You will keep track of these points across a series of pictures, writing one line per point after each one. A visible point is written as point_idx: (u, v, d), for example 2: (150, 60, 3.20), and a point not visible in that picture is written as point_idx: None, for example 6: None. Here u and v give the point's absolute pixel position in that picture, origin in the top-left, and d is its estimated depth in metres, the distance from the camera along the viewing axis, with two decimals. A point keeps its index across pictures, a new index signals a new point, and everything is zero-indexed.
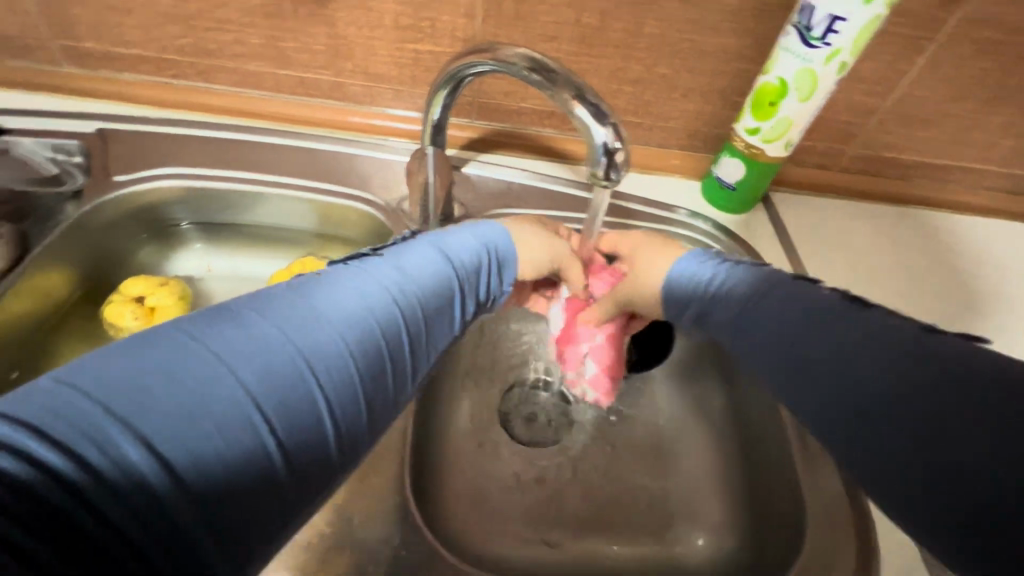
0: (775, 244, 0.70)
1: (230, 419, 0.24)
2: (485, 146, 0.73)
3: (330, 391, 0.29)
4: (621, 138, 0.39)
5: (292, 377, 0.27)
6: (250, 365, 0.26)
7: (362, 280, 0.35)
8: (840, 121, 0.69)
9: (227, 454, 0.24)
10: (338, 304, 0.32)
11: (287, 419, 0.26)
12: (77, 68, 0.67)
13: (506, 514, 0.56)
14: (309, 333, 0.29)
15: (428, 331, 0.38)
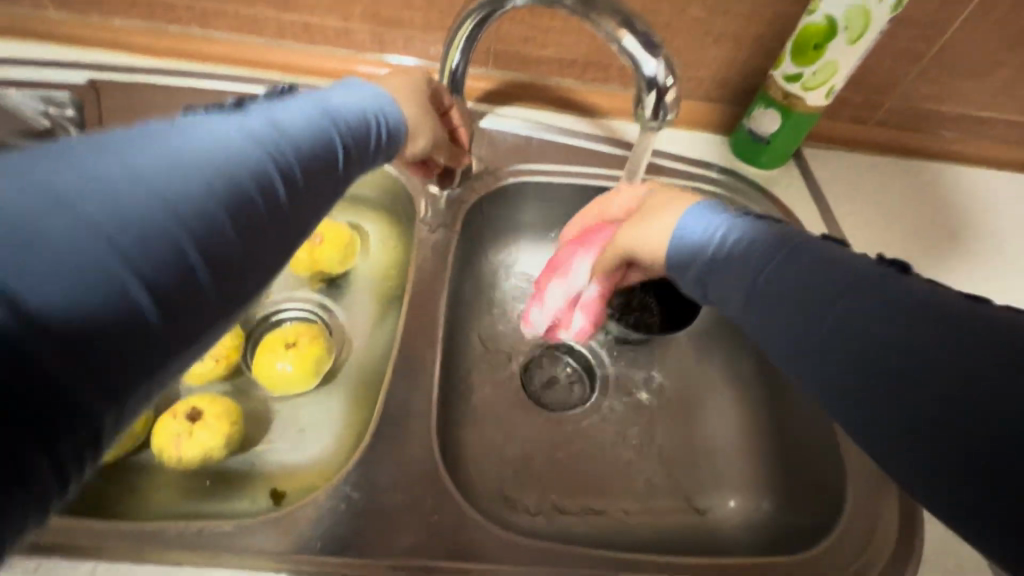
0: (809, 200, 0.66)
1: (86, 266, 0.20)
2: (501, 97, 0.68)
3: (201, 235, 0.24)
4: (671, 74, 0.36)
5: (198, 214, 0.24)
6: (95, 200, 0.21)
7: (223, 121, 0.28)
8: (881, 69, 0.65)
9: (79, 301, 0.19)
10: (196, 139, 0.26)
11: (149, 259, 0.22)
12: (63, 12, 0.62)
13: (532, 478, 0.55)
14: (203, 159, 0.25)
15: (318, 189, 0.32)
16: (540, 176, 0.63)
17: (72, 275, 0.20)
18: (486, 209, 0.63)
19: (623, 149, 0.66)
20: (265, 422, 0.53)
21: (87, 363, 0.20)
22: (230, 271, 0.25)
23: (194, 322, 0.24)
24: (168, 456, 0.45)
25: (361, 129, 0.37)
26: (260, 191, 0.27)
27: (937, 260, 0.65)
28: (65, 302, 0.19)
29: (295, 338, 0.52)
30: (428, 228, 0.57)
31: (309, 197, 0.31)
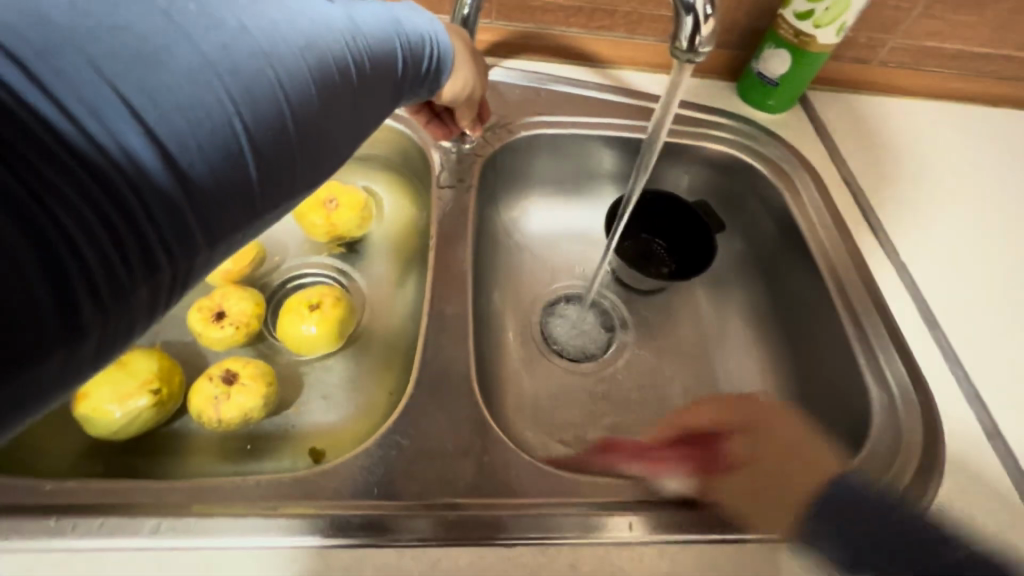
0: (817, 141, 0.67)
1: (201, 112, 0.24)
2: (508, 51, 0.67)
3: (293, 107, 0.28)
4: (712, 3, 0.36)
5: (294, 88, 0.28)
6: (219, 55, 0.25)
7: (314, 2, 0.30)
8: (887, 5, 0.65)
9: (204, 142, 0.24)
10: (295, 14, 0.29)
11: (254, 118, 0.26)
12: None
13: (567, 425, 0.56)
14: (299, 36, 0.28)
15: (385, 84, 0.35)
16: (552, 129, 0.63)
17: (196, 119, 0.24)
18: (499, 165, 0.62)
19: (634, 98, 0.66)
20: (294, 383, 0.53)
21: (201, 200, 0.25)
22: (298, 151, 0.29)
23: (267, 188, 0.28)
24: (208, 418, 0.46)
25: (426, 40, 0.39)
26: (343, 75, 0.31)
27: (948, 193, 0.66)
28: (178, 137, 0.23)
29: (319, 301, 0.51)
30: (445, 184, 0.56)
31: (368, 104, 0.34)
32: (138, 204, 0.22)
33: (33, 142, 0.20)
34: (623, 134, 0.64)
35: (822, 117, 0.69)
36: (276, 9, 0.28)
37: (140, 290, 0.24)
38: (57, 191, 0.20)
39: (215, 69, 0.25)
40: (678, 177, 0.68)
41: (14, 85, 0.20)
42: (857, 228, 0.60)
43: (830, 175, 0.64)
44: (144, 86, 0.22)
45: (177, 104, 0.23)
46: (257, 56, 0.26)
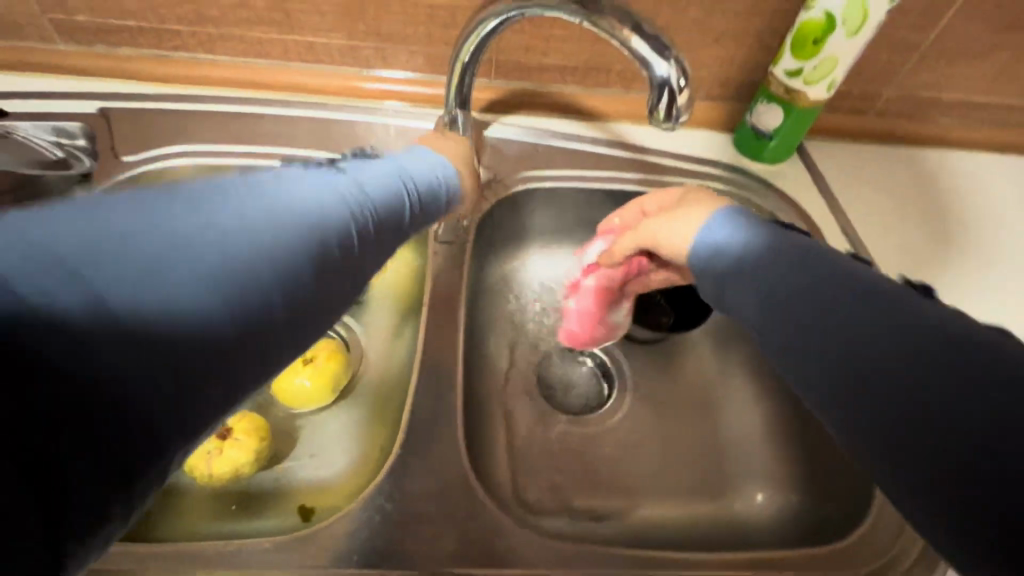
0: (816, 192, 0.66)
1: (180, 303, 0.30)
2: (505, 107, 0.69)
3: (280, 286, 0.34)
4: (684, 76, 0.37)
5: (284, 271, 0.34)
6: (207, 251, 0.31)
7: (316, 191, 0.39)
8: (880, 60, 0.66)
9: (181, 331, 0.29)
10: (292, 204, 0.37)
11: (240, 304, 0.32)
12: (72, 46, 0.63)
13: (560, 482, 0.55)
14: (289, 224, 0.35)
15: (375, 238, 0.43)
16: (548, 183, 0.64)
17: (180, 314, 0.29)
18: (495, 217, 0.64)
19: (629, 151, 0.67)
20: (287, 436, 0.53)
21: (188, 381, 0.29)
22: (287, 323, 0.35)
23: (257, 359, 0.33)
24: (200, 473, 0.47)
25: (424, 192, 0.50)
26: (332, 244, 0.38)
27: (949, 247, 0.65)
28: (193, 300, 0.30)
29: (313, 354, 0.52)
30: (440, 239, 0.58)
31: (373, 246, 0.43)
32: (122, 395, 0.27)
33: (16, 355, 0.25)
34: (618, 188, 0.65)
35: (822, 166, 0.69)
36: (274, 204, 0.36)
37: (145, 471, 0.29)
38: (50, 395, 0.25)
39: (238, 242, 0.33)
40: None
41: (27, 298, 0.26)
42: None
43: (829, 227, 0.64)
44: (131, 299, 0.28)
45: (158, 308, 0.29)
46: (276, 226, 0.35)
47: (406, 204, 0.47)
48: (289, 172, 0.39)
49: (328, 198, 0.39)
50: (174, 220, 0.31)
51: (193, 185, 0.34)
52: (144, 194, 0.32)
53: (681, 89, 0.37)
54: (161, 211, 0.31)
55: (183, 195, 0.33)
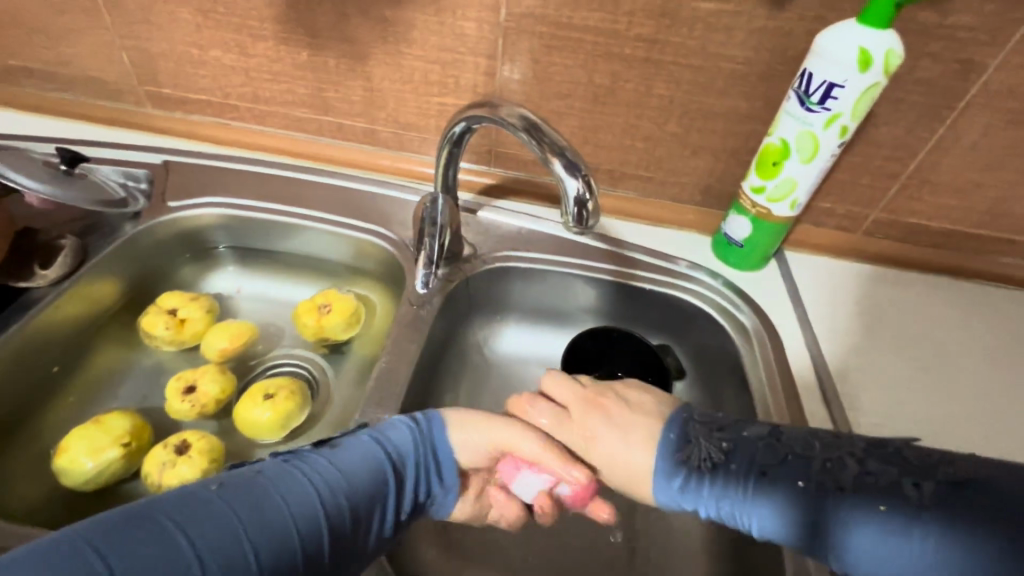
0: (788, 305, 0.68)
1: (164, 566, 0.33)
2: (501, 192, 0.76)
3: (265, 538, 0.37)
4: (591, 190, 0.45)
5: (268, 523, 0.38)
6: (200, 530, 0.35)
7: (311, 474, 0.42)
8: (859, 185, 0.68)
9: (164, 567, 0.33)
10: (277, 515, 0.38)
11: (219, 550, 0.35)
12: (157, 110, 0.78)
13: (487, 553, 0.58)
14: (272, 510, 0.38)
15: (367, 508, 0.44)
16: (523, 264, 0.69)
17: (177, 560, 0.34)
18: (473, 289, 0.69)
19: (608, 242, 0.71)
20: (242, 461, 0.58)
21: None
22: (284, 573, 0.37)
23: None
24: (152, 480, 0.52)
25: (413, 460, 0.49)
26: (314, 534, 0.39)
27: (922, 380, 0.64)
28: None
29: (275, 391, 0.57)
30: (411, 303, 0.63)
31: (366, 500, 0.44)
32: None
33: None
34: (592, 275, 0.69)
35: (796, 279, 0.71)
36: (267, 495, 0.39)
37: None
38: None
39: (239, 539, 0.36)
40: (646, 318, 0.72)
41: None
42: (811, 399, 0.60)
43: (791, 341, 0.65)
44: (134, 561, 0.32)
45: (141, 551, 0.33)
46: (282, 501, 0.39)
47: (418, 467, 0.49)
48: (301, 463, 0.43)
49: (334, 496, 0.42)
50: (189, 506, 0.37)
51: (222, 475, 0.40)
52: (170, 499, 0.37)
53: (590, 199, 0.45)
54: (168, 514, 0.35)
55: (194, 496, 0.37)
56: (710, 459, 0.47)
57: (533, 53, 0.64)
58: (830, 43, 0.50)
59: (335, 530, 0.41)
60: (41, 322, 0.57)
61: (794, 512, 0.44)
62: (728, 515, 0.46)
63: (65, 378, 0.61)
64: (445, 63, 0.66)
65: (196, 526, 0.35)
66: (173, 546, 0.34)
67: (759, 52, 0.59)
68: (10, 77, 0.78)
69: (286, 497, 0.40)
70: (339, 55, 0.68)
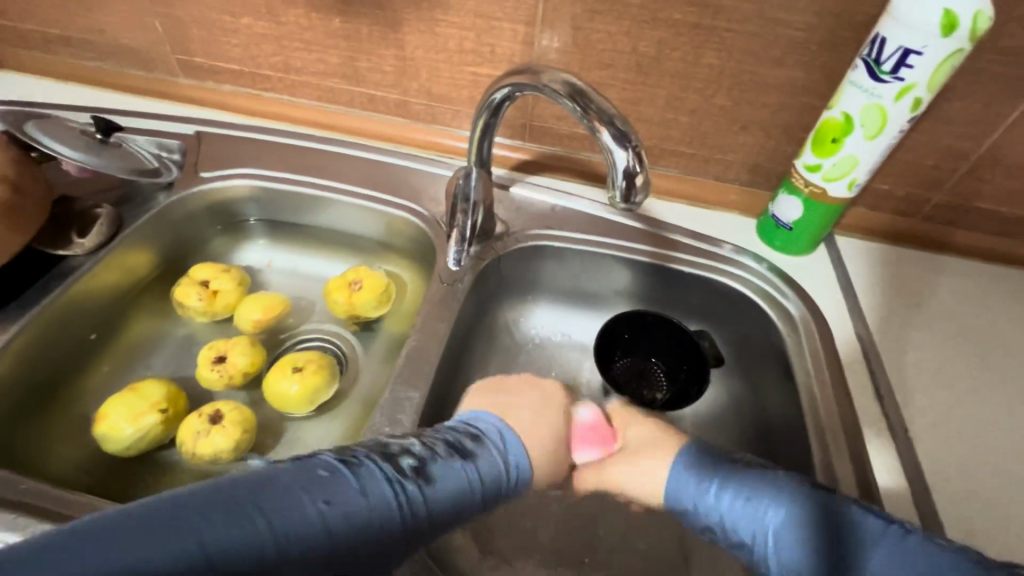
0: (838, 293, 0.64)
1: (252, 542, 0.32)
2: (534, 168, 0.74)
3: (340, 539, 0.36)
4: (640, 162, 0.42)
5: (347, 527, 0.36)
6: (289, 517, 0.34)
7: (391, 485, 0.40)
8: (923, 165, 0.63)
9: (249, 546, 0.31)
10: (351, 519, 0.37)
11: (301, 539, 0.34)
12: (189, 79, 0.78)
13: (513, 534, 0.57)
14: (350, 513, 0.37)
15: (426, 528, 0.42)
16: (556, 243, 0.67)
17: (255, 539, 0.32)
18: (503, 268, 0.67)
19: (646, 223, 0.68)
20: (275, 431, 0.58)
21: None
22: None
23: None
24: (187, 448, 0.52)
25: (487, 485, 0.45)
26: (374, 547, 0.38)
27: (982, 376, 0.60)
28: (257, 570, 0.31)
29: (304, 364, 0.57)
30: (441, 280, 0.62)
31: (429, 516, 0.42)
32: None
33: None
34: (628, 257, 0.67)
35: (848, 265, 0.66)
36: (349, 497, 0.38)
37: None
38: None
39: (320, 523, 0.35)
40: (683, 302, 0.69)
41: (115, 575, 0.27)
42: (860, 393, 0.57)
43: (841, 331, 0.61)
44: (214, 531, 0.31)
45: (219, 523, 0.31)
46: (358, 506, 0.38)
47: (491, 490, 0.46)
48: (386, 468, 0.41)
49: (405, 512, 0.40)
50: (279, 494, 0.35)
51: (315, 463, 0.39)
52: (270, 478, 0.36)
53: (641, 171, 0.42)
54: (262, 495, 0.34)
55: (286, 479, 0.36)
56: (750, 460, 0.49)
57: (575, 19, 0.60)
58: (908, 5, 0.45)
59: (402, 540, 0.40)
60: (78, 290, 0.58)
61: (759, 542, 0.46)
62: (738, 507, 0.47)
63: (101, 346, 0.61)
64: (481, 30, 0.63)
65: (284, 517, 0.34)
66: (261, 536, 0.32)
67: (822, 17, 0.54)
68: (47, 46, 0.78)
69: (371, 506, 0.38)
70: (371, 22, 0.65)
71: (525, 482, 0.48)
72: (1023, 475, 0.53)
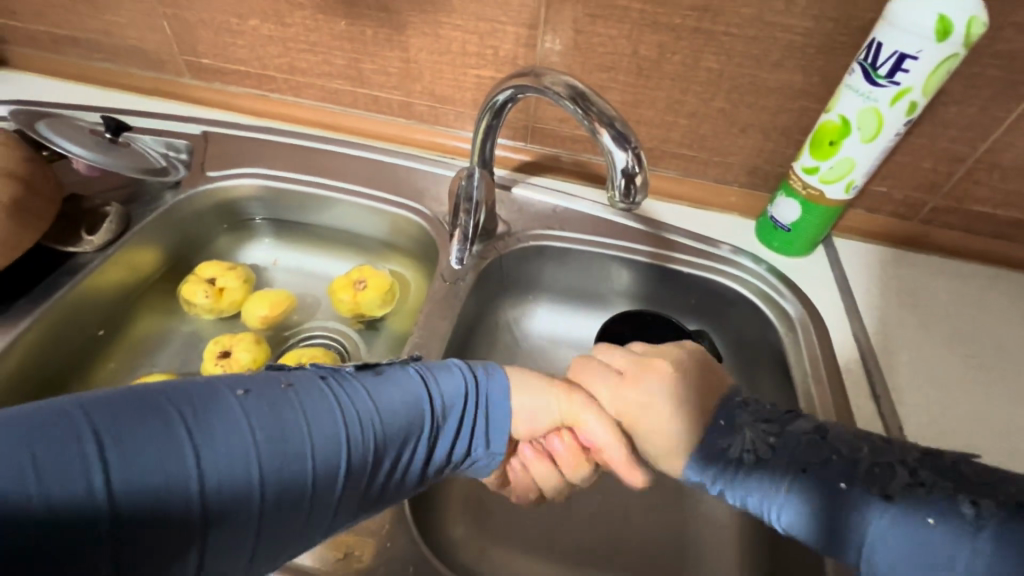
0: (835, 294, 0.65)
1: (217, 441, 0.33)
2: (536, 169, 0.74)
3: (313, 445, 0.36)
4: (639, 163, 0.43)
5: (321, 435, 0.37)
6: (260, 424, 0.35)
7: (364, 400, 0.41)
8: (921, 168, 0.64)
9: (214, 445, 0.32)
10: (325, 425, 0.37)
11: (271, 445, 0.35)
12: (196, 80, 0.79)
13: (513, 529, 0.58)
14: (323, 420, 0.38)
15: (402, 445, 0.42)
16: (557, 243, 0.68)
17: (217, 441, 0.33)
18: (505, 268, 0.68)
19: (645, 224, 0.69)
20: None
21: (220, 506, 0.32)
22: (313, 486, 0.36)
23: (285, 508, 0.35)
24: None
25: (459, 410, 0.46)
26: (350, 459, 0.38)
27: (978, 378, 0.60)
28: (173, 482, 0.30)
29: (308, 360, 0.59)
30: (444, 279, 0.63)
31: (405, 436, 0.42)
32: (207, 492, 0.32)
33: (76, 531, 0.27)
34: (628, 257, 0.67)
35: (845, 267, 0.67)
36: (320, 407, 0.38)
37: (253, 515, 0.33)
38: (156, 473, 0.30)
39: (289, 429, 0.36)
40: (682, 303, 0.70)
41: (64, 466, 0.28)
42: (857, 393, 0.57)
43: (839, 332, 0.62)
44: (175, 430, 0.32)
45: (181, 423, 0.32)
46: (331, 416, 0.38)
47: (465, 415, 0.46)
48: (359, 384, 0.42)
49: (380, 427, 0.40)
50: (200, 398, 0.34)
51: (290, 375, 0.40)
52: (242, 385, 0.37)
53: (639, 173, 0.43)
54: (233, 398, 0.35)
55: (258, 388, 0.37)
56: (754, 453, 0.45)
57: (576, 22, 0.61)
58: (903, 10, 0.46)
59: (358, 464, 0.38)
60: (88, 287, 0.59)
61: (818, 511, 0.42)
62: (754, 505, 0.44)
63: (109, 342, 0.63)
64: (485, 33, 0.64)
65: (204, 423, 0.33)
66: (175, 439, 0.31)
67: (821, 22, 0.55)
68: (56, 47, 0.80)
69: (311, 411, 0.37)
70: (376, 24, 0.66)
71: (499, 417, 0.48)
72: (1018, 475, 0.54)
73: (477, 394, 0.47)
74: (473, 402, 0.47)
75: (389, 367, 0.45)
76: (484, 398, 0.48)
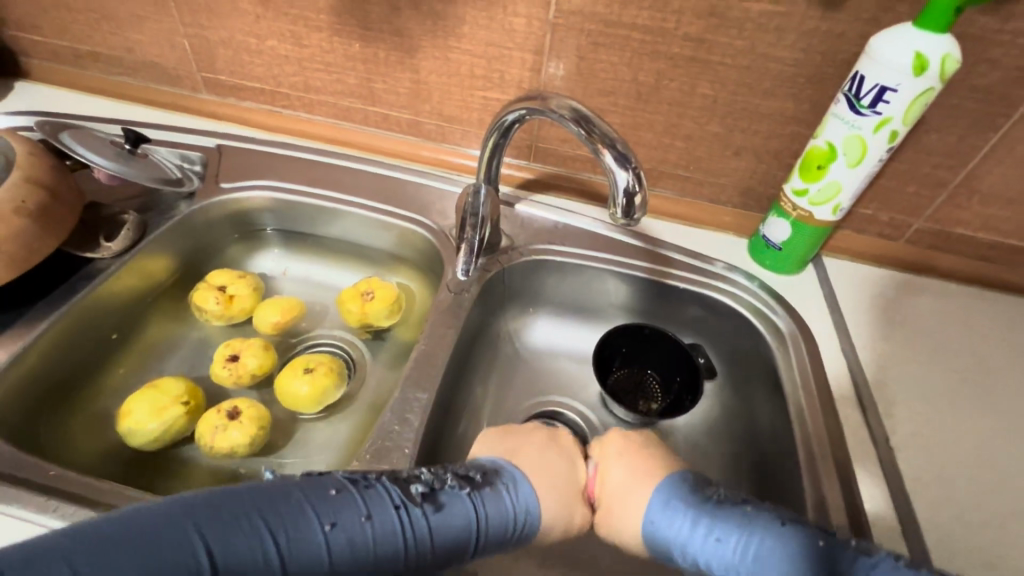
0: (824, 310, 0.67)
1: (298, 549, 0.35)
2: (538, 186, 0.77)
3: (374, 561, 0.39)
4: (639, 183, 0.45)
5: (383, 552, 0.39)
6: (335, 538, 0.37)
7: (426, 520, 0.42)
8: (905, 192, 0.67)
9: (295, 553, 0.35)
10: (390, 543, 0.39)
11: (341, 558, 0.37)
12: (213, 96, 0.82)
13: None
14: (388, 538, 0.39)
15: (447, 562, 0.43)
16: (558, 257, 0.70)
17: (299, 549, 0.35)
18: (507, 280, 0.70)
19: (642, 240, 0.72)
20: (287, 431, 0.61)
21: None
22: None
23: None
24: (204, 442, 0.54)
25: (507, 529, 0.47)
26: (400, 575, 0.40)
27: (963, 393, 0.63)
28: None
29: (315, 365, 0.60)
30: (449, 290, 0.65)
31: (452, 553, 0.43)
32: None
33: None
34: (625, 272, 0.70)
35: (834, 284, 0.70)
36: (387, 525, 0.40)
37: None
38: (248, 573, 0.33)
39: (359, 544, 0.38)
40: (678, 316, 0.72)
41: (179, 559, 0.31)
42: (846, 406, 0.59)
43: (828, 347, 0.64)
44: (266, 535, 0.35)
45: (270, 528, 0.35)
46: (398, 535, 0.40)
47: (511, 533, 0.47)
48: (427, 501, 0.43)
49: (433, 547, 0.42)
50: (289, 513, 0.36)
51: (371, 483, 0.41)
52: (329, 494, 0.39)
53: (639, 192, 0.46)
54: (316, 508, 0.38)
55: (340, 497, 0.39)
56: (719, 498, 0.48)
57: (579, 49, 0.64)
58: (884, 46, 0.49)
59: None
60: (104, 290, 0.61)
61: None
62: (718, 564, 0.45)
63: (122, 345, 0.64)
64: (492, 57, 0.67)
65: (290, 542, 0.35)
66: (265, 555, 0.34)
67: (809, 54, 0.58)
68: (77, 61, 0.83)
69: (377, 541, 0.39)
70: (389, 47, 0.70)
71: (534, 531, 0.49)
72: (1002, 486, 0.56)
73: (518, 521, 0.48)
74: (520, 520, 0.48)
75: (457, 476, 0.46)
76: (529, 514, 0.49)
